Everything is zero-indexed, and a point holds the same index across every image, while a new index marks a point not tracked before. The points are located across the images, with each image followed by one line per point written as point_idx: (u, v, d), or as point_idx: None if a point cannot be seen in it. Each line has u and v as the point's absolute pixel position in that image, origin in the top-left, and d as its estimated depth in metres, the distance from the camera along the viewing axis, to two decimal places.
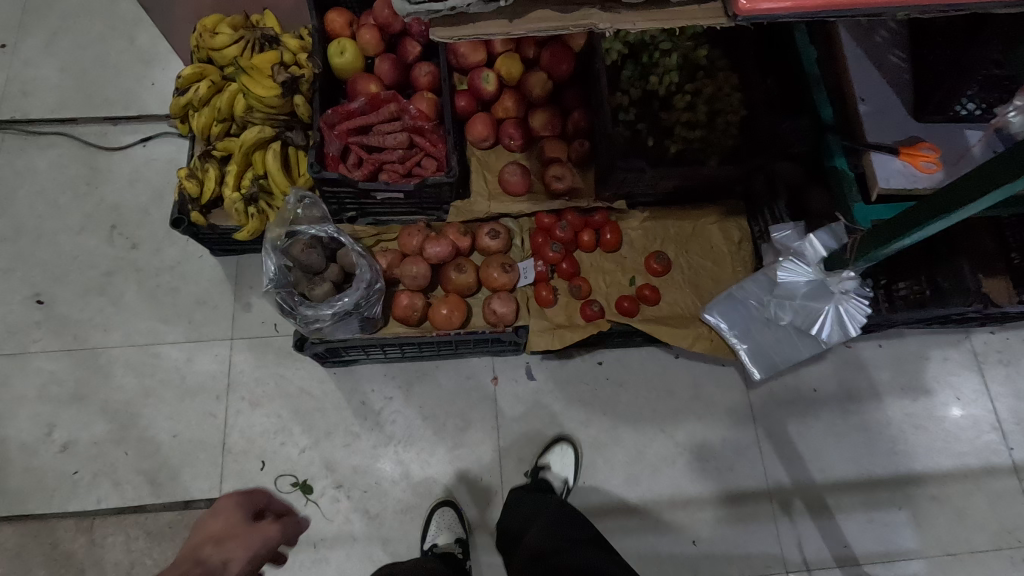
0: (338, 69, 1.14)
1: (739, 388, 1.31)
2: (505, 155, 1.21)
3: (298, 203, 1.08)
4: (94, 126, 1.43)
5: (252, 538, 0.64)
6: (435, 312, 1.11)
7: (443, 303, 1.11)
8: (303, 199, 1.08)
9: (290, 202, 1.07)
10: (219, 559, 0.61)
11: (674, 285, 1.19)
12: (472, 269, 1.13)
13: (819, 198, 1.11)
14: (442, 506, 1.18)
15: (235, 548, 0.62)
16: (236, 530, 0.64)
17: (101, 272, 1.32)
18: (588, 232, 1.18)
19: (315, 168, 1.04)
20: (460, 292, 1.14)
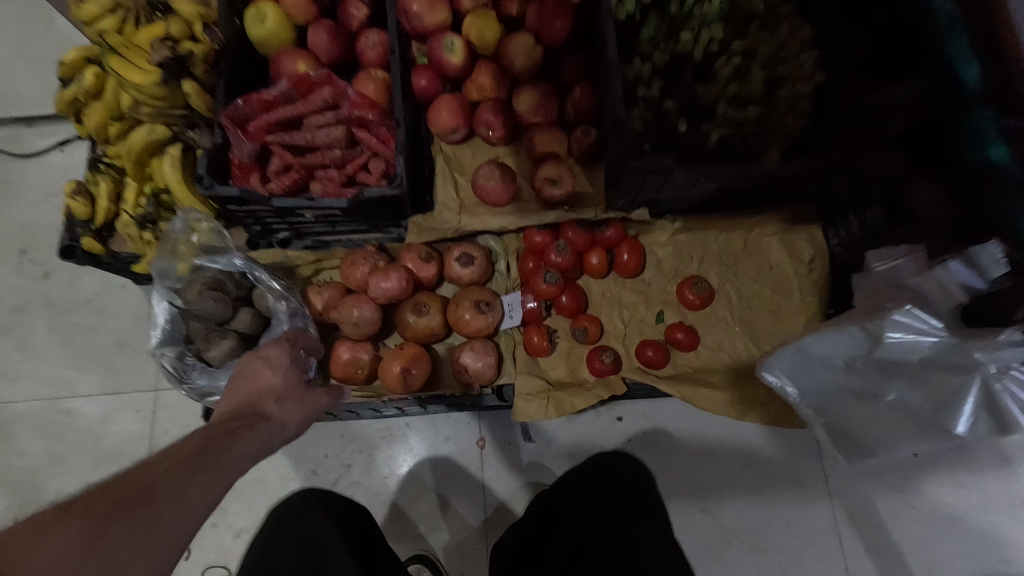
0: (259, 43, 0.86)
1: (808, 452, 0.97)
2: (483, 151, 0.90)
3: (191, 230, 0.80)
4: (5, 129, 1.19)
5: (306, 402, 0.63)
6: (386, 369, 0.81)
7: (395, 356, 0.82)
8: (201, 226, 0.80)
9: (176, 226, 0.79)
10: (279, 419, 0.59)
11: (716, 323, 0.87)
12: (436, 308, 0.84)
13: (924, 188, 0.71)
14: (414, 565, 0.93)
15: (291, 410, 0.61)
16: (295, 391, 0.63)
17: (9, 309, 1.09)
18: (597, 254, 0.86)
19: (204, 182, 0.74)
20: (419, 339, 0.85)
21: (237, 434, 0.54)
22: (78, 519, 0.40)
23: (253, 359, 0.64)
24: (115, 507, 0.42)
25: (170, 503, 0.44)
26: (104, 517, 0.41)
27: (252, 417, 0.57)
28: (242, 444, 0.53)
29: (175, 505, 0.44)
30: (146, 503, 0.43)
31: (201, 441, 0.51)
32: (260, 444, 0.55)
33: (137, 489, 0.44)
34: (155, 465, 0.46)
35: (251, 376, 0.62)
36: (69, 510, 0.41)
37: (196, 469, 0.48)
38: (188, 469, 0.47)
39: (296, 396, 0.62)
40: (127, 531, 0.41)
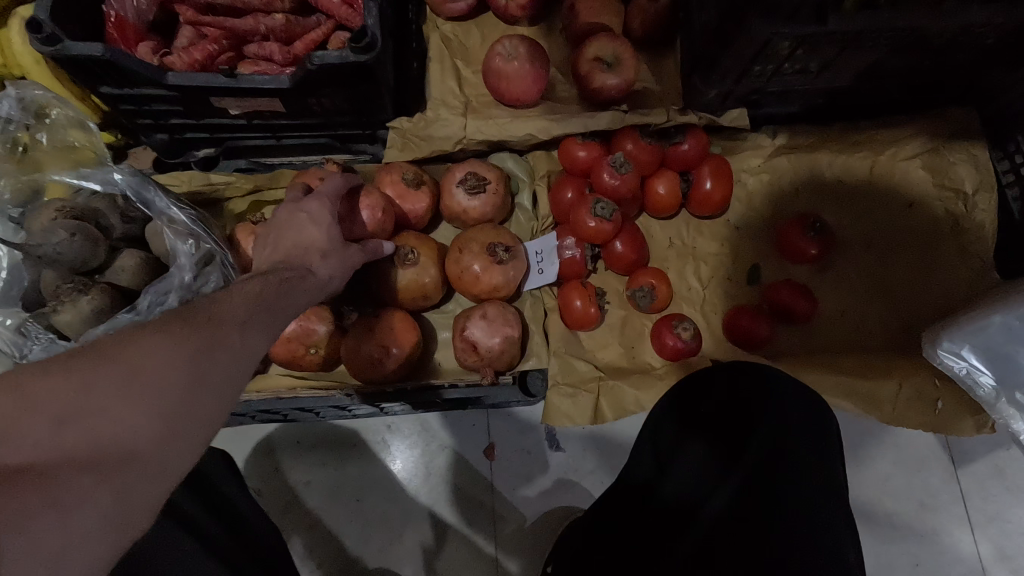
0: None
1: (939, 464, 0.71)
2: (498, 31, 0.62)
3: (40, 125, 0.52)
4: None
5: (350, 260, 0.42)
6: (361, 348, 0.53)
7: (372, 331, 0.53)
8: (52, 114, 0.52)
9: (1, 109, 0.50)
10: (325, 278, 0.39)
11: (837, 281, 0.60)
12: (428, 255, 0.56)
13: None
14: None
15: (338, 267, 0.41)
16: (337, 246, 0.41)
17: None
18: (666, 180, 0.58)
19: (44, 33, 0.45)
20: (407, 302, 0.57)
21: (285, 284, 0.35)
22: (131, 342, 0.24)
23: (287, 210, 0.42)
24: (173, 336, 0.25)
25: (236, 353, 0.28)
26: (167, 346, 0.25)
27: (301, 268, 0.37)
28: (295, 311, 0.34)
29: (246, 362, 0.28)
30: (214, 346, 0.27)
31: (255, 287, 0.33)
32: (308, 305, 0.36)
33: (196, 322, 0.27)
34: (211, 302, 0.29)
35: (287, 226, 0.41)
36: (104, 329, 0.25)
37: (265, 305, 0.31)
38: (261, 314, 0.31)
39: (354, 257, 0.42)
40: (194, 376, 0.25)
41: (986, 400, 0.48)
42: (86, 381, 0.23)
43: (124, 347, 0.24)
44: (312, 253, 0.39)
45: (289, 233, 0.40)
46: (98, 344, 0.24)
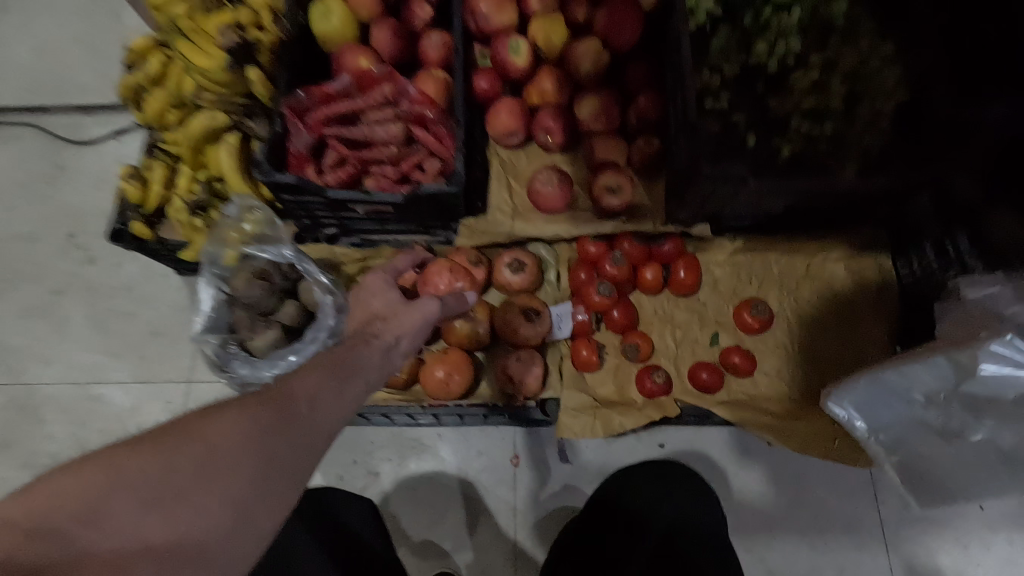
0: (321, 38, 0.86)
1: (864, 495, 0.91)
2: (540, 157, 0.88)
3: (244, 215, 0.79)
4: (64, 116, 1.21)
5: (412, 317, 0.62)
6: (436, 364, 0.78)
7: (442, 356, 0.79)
8: (253, 213, 0.79)
9: (230, 212, 0.79)
10: (391, 337, 0.58)
11: (776, 348, 0.82)
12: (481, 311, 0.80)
13: (1003, 225, 0.68)
14: None
15: (404, 324, 0.61)
16: (400, 310, 0.62)
17: (51, 291, 1.10)
18: (652, 268, 0.82)
19: (263, 168, 0.76)
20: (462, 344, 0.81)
21: (349, 359, 0.52)
22: (218, 447, 0.39)
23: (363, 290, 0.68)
24: (245, 441, 0.40)
25: (292, 451, 0.42)
26: (218, 445, 0.39)
27: (362, 341, 0.55)
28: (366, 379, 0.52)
29: (314, 415, 0.45)
30: (272, 426, 0.42)
31: (320, 373, 0.48)
32: (369, 375, 0.53)
33: (264, 423, 0.42)
34: (285, 393, 0.45)
35: (367, 302, 0.65)
36: (198, 424, 0.39)
37: (321, 395, 0.47)
38: (312, 379, 0.47)
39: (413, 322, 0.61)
40: (256, 469, 0.40)
41: (861, 438, 0.65)
42: (182, 473, 0.37)
43: (184, 449, 0.38)
44: (388, 323, 0.60)
45: (368, 304, 0.65)
46: (191, 439, 0.38)
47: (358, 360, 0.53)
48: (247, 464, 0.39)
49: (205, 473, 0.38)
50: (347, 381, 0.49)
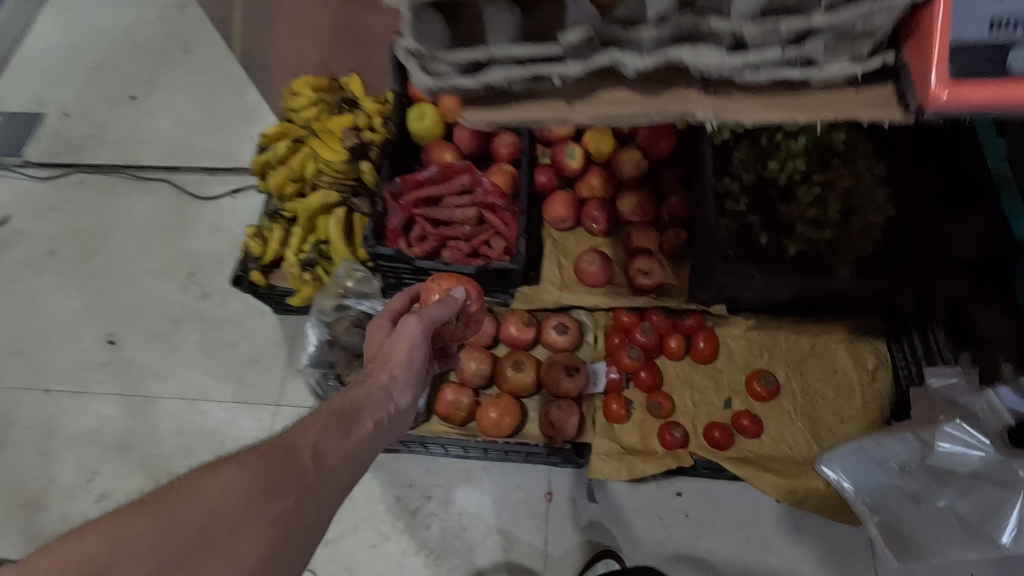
0: (416, 135, 1.08)
1: (863, 555, 1.00)
2: (586, 238, 1.06)
3: (349, 276, 0.99)
4: (193, 174, 1.47)
5: (407, 358, 0.69)
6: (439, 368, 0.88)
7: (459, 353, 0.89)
8: (355, 274, 0.99)
9: (340, 273, 0.99)
10: (385, 380, 0.66)
11: (782, 414, 0.95)
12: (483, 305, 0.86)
13: (989, 321, 0.83)
14: None
15: (394, 365, 0.68)
16: (385, 352, 0.70)
17: (171, 319, 1.33)
18: (676, 337, 0.98)
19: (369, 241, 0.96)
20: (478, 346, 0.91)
21: (348, 408, 0.62)
22: (220, 507, 0.48)
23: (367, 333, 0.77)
24: (245, 500, 0.49)
25: (291, 504, 0.51)
26: (219, 506, 0.48)
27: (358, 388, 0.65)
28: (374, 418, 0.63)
29: (324, 461, 0.56)
30: (269, 485, 0.51)
31: (319, 425, 0.58)
32: (367, 429, 0.62)
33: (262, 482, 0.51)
34: (284, 449, 0.54)
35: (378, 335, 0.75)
36: (205, 489, 0.49)
37: (318, 450, 0.56)
38: (314, 431, 0.57)
39: (405, 360, 0.69)
40: (256, 523, 0.49)
41: (848, 498, 0.77)
42: (192, 530, 0.46)
43: (189, 511, 0.47)
44: (383, 364, 0.69)
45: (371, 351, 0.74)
46: (197, 501, 0.48)
47: (360, 408, 0.63)
48: (245, 518, 0.48)
49: (209, 530, 0.47)
50: (348, 434, 0.59)
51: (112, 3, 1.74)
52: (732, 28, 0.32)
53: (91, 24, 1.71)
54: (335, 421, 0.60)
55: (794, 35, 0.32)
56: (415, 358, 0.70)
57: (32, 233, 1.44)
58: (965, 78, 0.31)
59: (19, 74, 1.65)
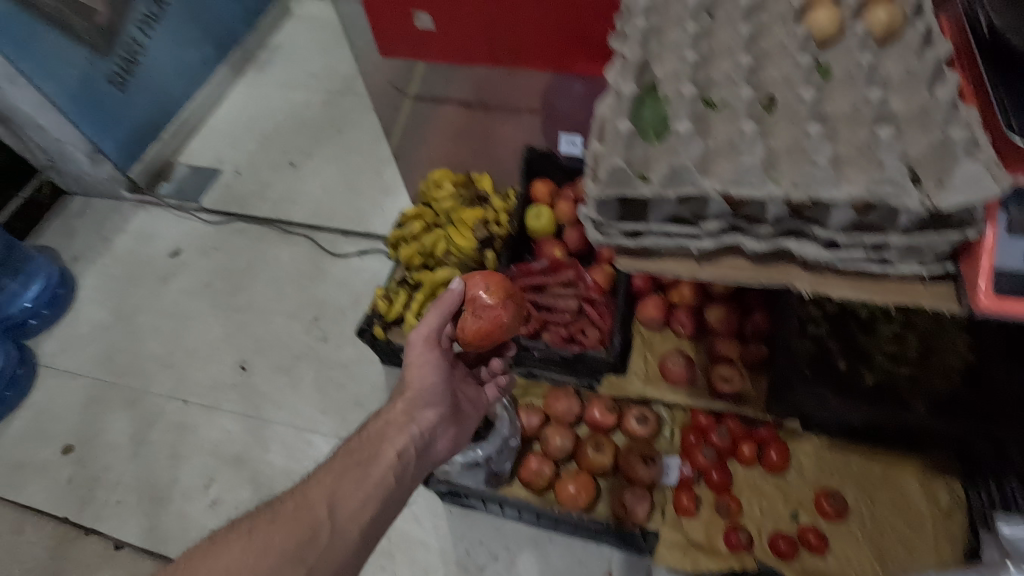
0: (532, 231, 1.26)
1: None
2: (672, 339, 1.17)
3: None
4: (330, 234, 1.72)
5: (424, 395, 0.87)
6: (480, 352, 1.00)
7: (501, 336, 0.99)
8: None
9: None
10: (407, 415, 0.84)
11: (849, 536, 0.99)
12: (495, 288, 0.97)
13: None
14: None
15: (413, 402, 0.86)
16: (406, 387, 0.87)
17: (293, 354, 1.53)
18: (749, 444, 1.04)
19: None
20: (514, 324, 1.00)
21: (367, 445, 0.79)
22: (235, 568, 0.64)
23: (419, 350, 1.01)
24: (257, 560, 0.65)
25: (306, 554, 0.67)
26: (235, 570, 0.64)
27: (382, 421, 0.83)
28: (395, 444, 0.80)
29: (340, 510, 0.71)
30: (280, 546, 0.66)
31: (343, 466, 0.76)
32: (387, 464, 0.78)
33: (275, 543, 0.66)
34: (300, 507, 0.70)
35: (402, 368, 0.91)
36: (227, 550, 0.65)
37: (333, 498, 0.72)
38: (327, 486, 0.73)
39: (417, 383, 0.88)
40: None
41: None
42: None
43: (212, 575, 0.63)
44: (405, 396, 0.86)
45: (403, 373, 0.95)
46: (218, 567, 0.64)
47: (379, 442, 0.80)
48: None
49: None
50: (366, 474, 0.76)
51: (288, 88, 2.12)
52: (832, 236, 0.49)
53: (269, 102, 2.09)
54: (354, 462, 0.76)
55: (875, 244, 0.50)
56: (428, 394, 0.87)
57: (194, 266, 1.73)
58: (1006, 295, 0.48)
59: (207, 137, 2.03)
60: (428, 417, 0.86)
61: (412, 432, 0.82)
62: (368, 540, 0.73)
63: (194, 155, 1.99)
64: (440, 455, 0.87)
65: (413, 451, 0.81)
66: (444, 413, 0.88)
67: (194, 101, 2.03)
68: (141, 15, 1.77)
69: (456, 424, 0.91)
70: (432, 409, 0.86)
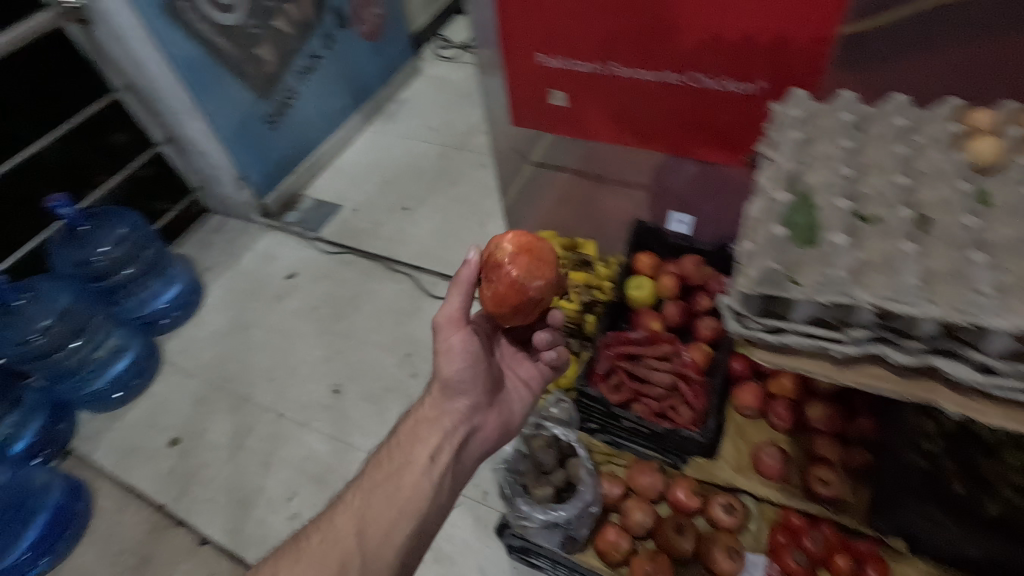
0: (631, 300, 1.28)
1: None
2: (766, 430, 1.15)
3: (556, 403, 1.22)
4: (431, 277, 1.84)
5: (451, 393, 0.94)
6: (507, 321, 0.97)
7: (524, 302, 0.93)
8: (563, 404, 1.21)
9: (551, 399, 1.23)
10: (435, 419, 0.92)
11: None
12: (516, 247, 0.93)
13: None
14: None
15: (440, 404, 0.93)
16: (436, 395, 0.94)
17: (384, 386, 1.61)
18: (846, 558, 0.97)
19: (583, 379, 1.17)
20: (539, 289, 0.94)
21: (400, 460, 0.88)
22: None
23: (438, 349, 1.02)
24: None
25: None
26: None
27: (411, 433, 0.91)
28: (427, 448, 0.89)
29: (371, 531, 0.80)
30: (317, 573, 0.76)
31: (378, 487, 0.85)
32: (417, 474, 0.86)
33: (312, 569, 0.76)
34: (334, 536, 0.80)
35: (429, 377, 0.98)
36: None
37: (363, 521, 0.81)
38: (356, 510, 0.82)
39: (450, 379, 0.93)
40: None
41: None
42: None
43: None
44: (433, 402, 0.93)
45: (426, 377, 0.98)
46: None
47: (410, 454, 0.88)
48: None
49: None
50: (397, 490, 0.84)
51: (409, 138, 2.32)
52: (987, 360, 0.50)
53: (392, 150, 2.29)
54: (386, 480, 0.85)
55: None
56: (454, 391, 0.94)
57: (306, 290, 1.88)
58: None
59: (333, 174, 2.24)
60: (463, 407, 0.94)
61: (442, 427, 0.91)
62: (409, 550, 0.81)
63: (320, 190, 2.19)
64: (485, 436, 0.98)
65: (454, 446, 0.91)
66: (477, 399, 0.96)
67: (326, 142, 2.25)
68: (299, 67, 2.03)
69: (494, 407, 1.00)
70: (467, 399, 0.95)
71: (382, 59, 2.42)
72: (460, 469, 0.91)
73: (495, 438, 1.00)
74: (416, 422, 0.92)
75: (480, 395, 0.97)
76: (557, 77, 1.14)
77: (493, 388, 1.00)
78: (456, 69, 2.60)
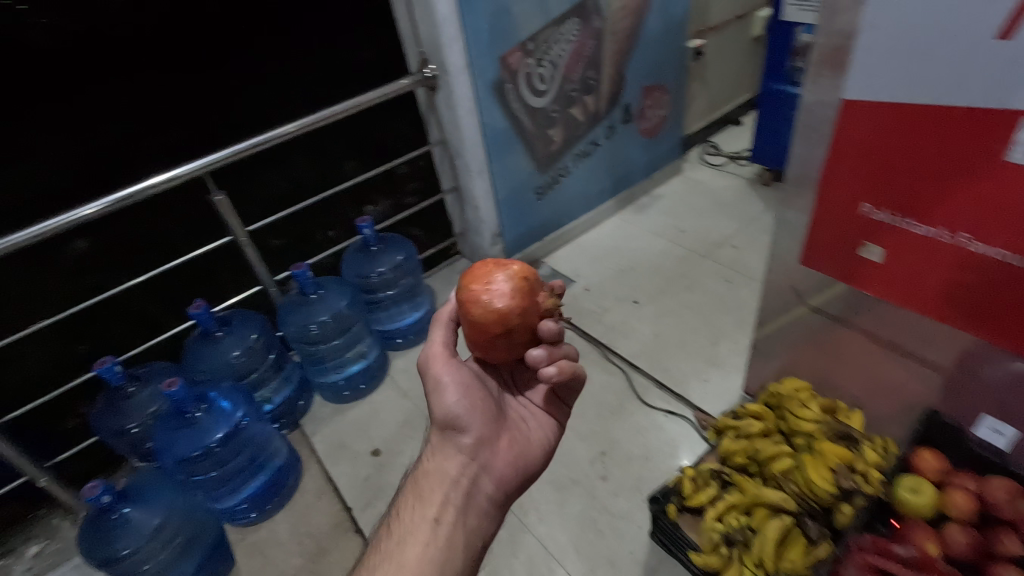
0: (899, 503, 1.05)
1: None
2: None
3: None
4: (645, 380, 1.76)
5: (447, 439, 1.03)
6: (495, 348, 0.93)
7: (485, 332, 0.91)
8: None
9: None
10: (434, 472, 1.00)
11: None
12: (478, 279, 0.92)
13: None
14: None
15: (438, 455, 1.02)
16: (436, 444, 1.04)
17: (569, 476, 1.56)
18: None
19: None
20: (501, 320, 0.90)
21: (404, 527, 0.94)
22: None
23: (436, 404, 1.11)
24: None
25: None
26: None
27: (412, 500, 0.98)
28: (431, 506, 0.95)
29: None
30: None
31: (388, 558, 0.89)
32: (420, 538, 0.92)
33: None
34: None
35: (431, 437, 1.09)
36: None
37: None
38: None
39: (441, 415, 1.02)
40: None
41: None
42: None
43: None
44: (429, 458, 1.03)
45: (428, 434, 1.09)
46: None
47: (412, 519, 0.95)
48: None
49: None
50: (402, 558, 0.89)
51: (655, 234, 2.32)
52: None
53: (635, 241, 2.31)
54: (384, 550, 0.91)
55: None
56: (451, 438, 1.02)
57: None
58: None
59: (574, 251, 2.33)
60: (466, 445, 1.02)
61: (446, 475, 0.99)
62: None
63: (557, 262, 2.30)
64: (498, 472, 1.03)
65: (460, 493, 0.97)
66: (478, 434, 1.03)
67: (576, 220, 2.37)
68: (577, 150, 2.20)
69: (501, 438, 1.06)
70: (469, 433, 1.02)
71: (649, 155, 2.50)
72: (471, 509, 0.97)
73: (510, 465, 1.05)
74: (415, 494, 0.99)
75: (483, 429, 1.04)
76: (879, 231, 1.03)
77: (493, 419, 1.06)
78: (720, 177, 2.56)
